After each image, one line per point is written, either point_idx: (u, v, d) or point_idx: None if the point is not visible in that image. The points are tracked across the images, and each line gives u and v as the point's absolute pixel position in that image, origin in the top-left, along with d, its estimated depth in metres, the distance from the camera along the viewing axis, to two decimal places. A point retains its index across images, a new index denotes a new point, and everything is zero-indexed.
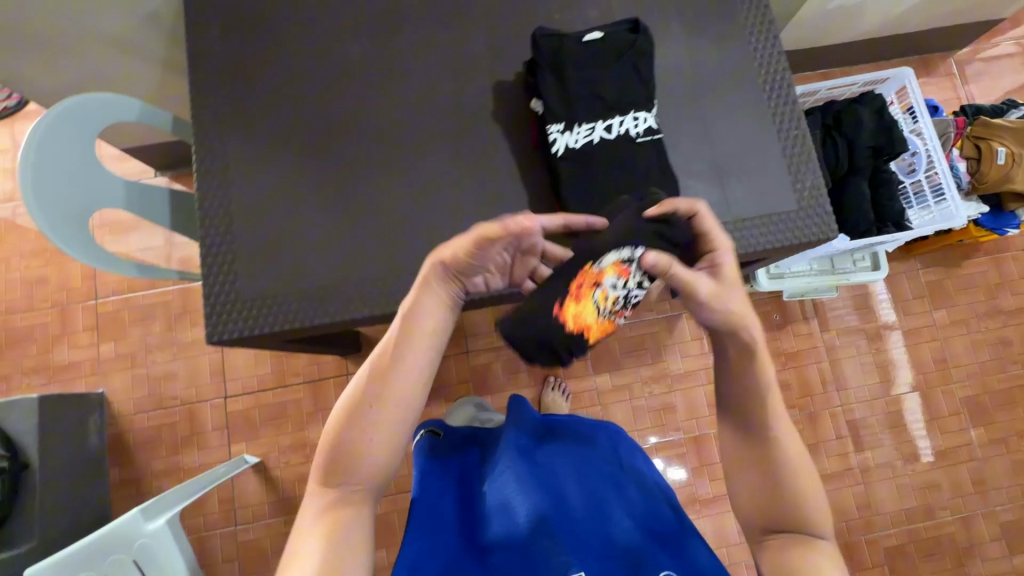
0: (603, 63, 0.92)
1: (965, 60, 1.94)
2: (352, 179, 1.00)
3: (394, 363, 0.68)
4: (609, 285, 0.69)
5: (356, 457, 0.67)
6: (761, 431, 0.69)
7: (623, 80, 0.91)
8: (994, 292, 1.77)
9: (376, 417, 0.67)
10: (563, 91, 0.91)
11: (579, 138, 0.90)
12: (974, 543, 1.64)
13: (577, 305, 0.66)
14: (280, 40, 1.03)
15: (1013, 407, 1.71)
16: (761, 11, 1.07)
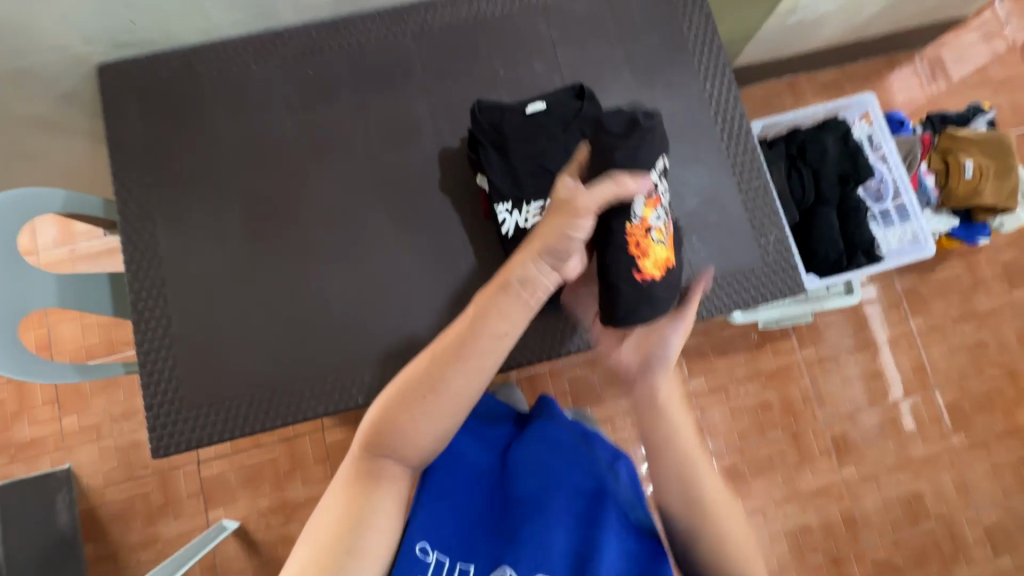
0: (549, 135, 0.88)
1: (931, 57, 1.90)
2: (297, 265, 0.94)
3: (456, 352, 0.67)
4: (654, 220, 0.87)
5: (406, 434, 0.66)
6: (693, 507, 0.63)
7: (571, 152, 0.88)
8: (969, 295, 1.76)
9: (433, 406, 0.66)
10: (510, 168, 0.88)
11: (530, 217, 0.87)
12: (960, 548, 1.65)
13: (650, 256, 0.86)
14: (207, 119, 0.97)
15: (992, 409, 1.72)
16: (714, 54, 1.01)
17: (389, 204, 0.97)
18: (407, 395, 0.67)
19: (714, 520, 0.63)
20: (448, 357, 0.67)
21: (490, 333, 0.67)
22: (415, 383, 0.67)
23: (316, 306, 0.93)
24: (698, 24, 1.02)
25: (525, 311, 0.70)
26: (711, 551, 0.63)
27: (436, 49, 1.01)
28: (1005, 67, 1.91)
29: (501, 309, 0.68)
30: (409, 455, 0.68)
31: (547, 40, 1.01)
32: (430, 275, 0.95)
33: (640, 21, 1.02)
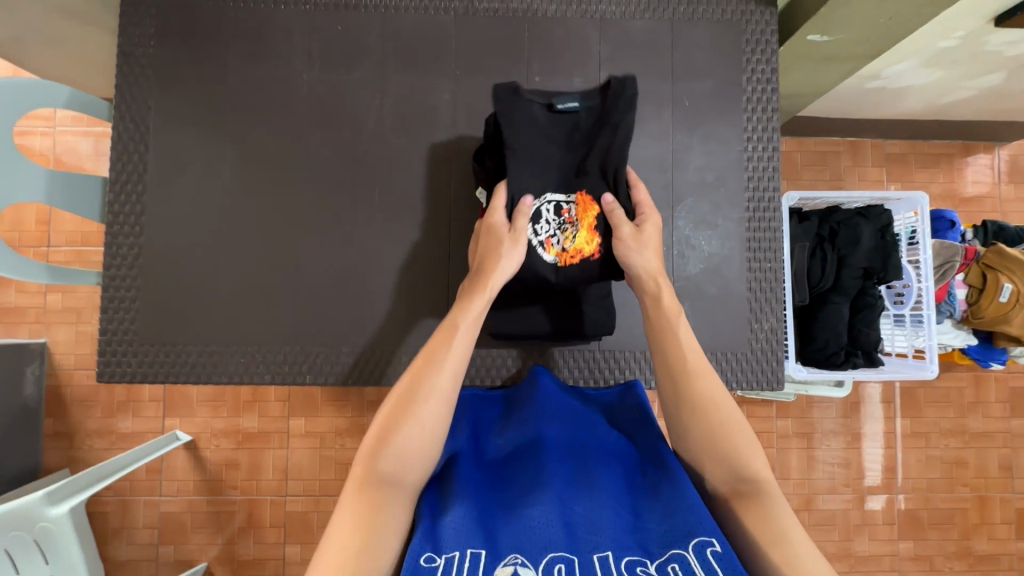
0: (554, 146, 0.82)
1: (1013, 154, 1.75)
2: (280, 227, 0.91)
3: (434, 357, 0.68)
4: (560, 230, 0.81)
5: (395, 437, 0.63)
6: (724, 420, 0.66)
7: (575, 170, 0.83)
8: (965, 411, 1.70)
9: (422, 410, 0.65)
10: (521, 185, 0.82)
11: (539, 235, 0.81)
12: None
13: (580, 247, 0.81)
14: (229, 53, 0.92)
15: (949, 527, 1.68)
16: (766, 116, 0.95)
17: (388, 186, 0.93)
18: (397, 406, 0.64)
19: (735, 440, 0.65)
20: (421, 373, 0.67)
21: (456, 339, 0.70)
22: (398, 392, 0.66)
23: (289, 274, 0.91)
24: (759, 79, 0.95)
25: (477, 305, 0.72)
26: (735, 463, 0.64)
27: (478, 36, 0.94)
28: None
29: (470, 322, 0.71)
30: (411, 466, 0.63)
31: (594, 56, 0.94)
32: (409, 272, 0.92)
33: (697, 61, 0.95)
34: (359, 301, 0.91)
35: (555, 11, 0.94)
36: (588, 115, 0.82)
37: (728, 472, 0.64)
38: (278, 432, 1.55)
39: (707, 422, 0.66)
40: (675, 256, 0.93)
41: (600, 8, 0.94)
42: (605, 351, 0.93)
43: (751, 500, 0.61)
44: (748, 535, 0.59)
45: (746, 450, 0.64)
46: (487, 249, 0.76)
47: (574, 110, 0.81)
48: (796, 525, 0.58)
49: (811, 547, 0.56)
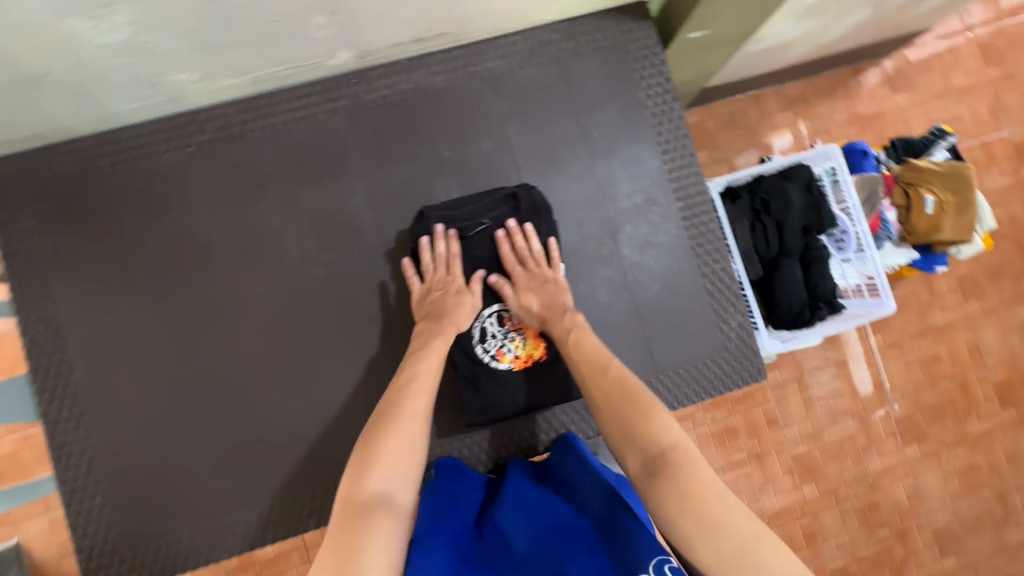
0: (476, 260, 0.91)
1: (896, 65, 1.86)
2: (236, 380, 0.87)
3: (408, 393, 0.74)
4: (507, 343, 0.91)
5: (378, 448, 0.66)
6: (640, 400, 0.70)
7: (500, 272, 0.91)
8: (925, 310, 1.80)
9: (403, 429, 0.69)
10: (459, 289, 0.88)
11: (491, 349, 0.90)
12: (910, 553, 1.74)
13: (526, 351, 0.91)
14: (122, 221, 0.87)
15: (942, 421, 1.79)
16: (674, 125, 0.96)
17: (331, 304, 0.90)
18: (370, 438, 0.68)
19: (643, 422, 0.67)
20: (390, 410, 0.72)
21: (423, 377, 0.77)
22: (375, 424, 0.70)
23: (257, 425, 0.87)
24: (656, 93, 0.96)
25: (444, 337, 0.82)
26: (648, 435, 0.66)
27: (375, 130, 0.92)
28: (967, 76, 1.88)
29: (433, 350, 0.81)
30: (399, 479, 0.64)
31: (495, 116, 0.94)
32: (382, 383, 0.89)
33: (593, 91, 0.95)
34: (339, 428, 0.88)
35: (444, 81, 0.93)
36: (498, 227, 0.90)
37: (640, 449, 0.65)
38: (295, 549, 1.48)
39: (615, 423, 0.69)
40: (631, 285, 0.94)
41: (487, 66, 0.94)
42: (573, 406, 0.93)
43: (664, 461, 0.62)
44: (660, 501, 0.59)
45: (650, 425, 0.67)
46: (443, 303, 0.86)
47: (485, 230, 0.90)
48: (704, 474, 0.60)
49: (716, 500, 0.57)
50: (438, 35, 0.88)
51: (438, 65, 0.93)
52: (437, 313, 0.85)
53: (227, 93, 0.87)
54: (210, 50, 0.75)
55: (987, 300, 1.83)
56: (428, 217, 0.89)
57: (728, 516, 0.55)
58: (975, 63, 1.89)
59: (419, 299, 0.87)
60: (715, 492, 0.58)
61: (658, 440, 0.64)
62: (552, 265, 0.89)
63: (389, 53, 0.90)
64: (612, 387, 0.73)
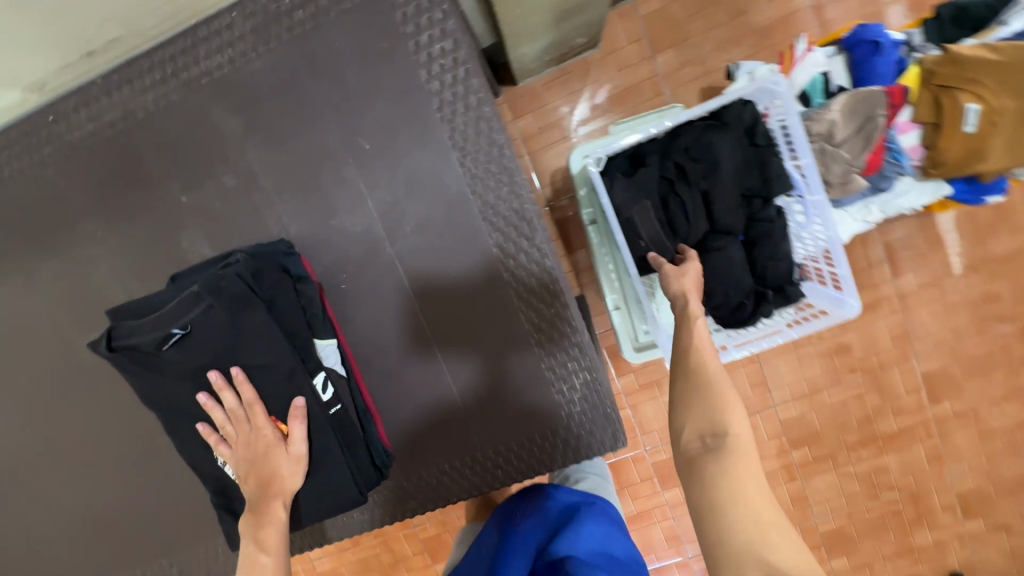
0: (187, 370, 0.62)
1: None
2: (23, 468, 0.82)
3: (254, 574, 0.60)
4: None
5: None
6: (713, 387, 0.55)
7: (232, 380, 0.63)
8: (982, 237, 1.23)
9: None
10: (179, 406, 0.65)
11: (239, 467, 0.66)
12: (922, 516, 1.35)
13: None
14: None
15: (987, 373, 1.29)
16: (473, 116, 0.66)
17: (91, 385, 0.79)
18: None
19: (712, 395, 0.55)
20: None
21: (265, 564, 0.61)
22: None
23: (52, 511, 0.83)
24: (444, 71, 0.65)
25: (277, 525, 0.63)
26: (716, 415, 0.54)
27: (91, 176, 0.73)
28: None
29: (273, 529, 0.62)
30: None
31: (230, 137, 0.70)
32: (180, 465, 0.81)
33: (350, 79, 0.66)
34: (134, 510, 0.82)
35: (155, 98, 0.69)
36: (204, 328, 0.60)
37: (701, 417, 0.54)
38: None
39: (691, 379, 0.57)
40: (440, 342, 0.74)
41: (204, 67, 0.68)
42: (531, 435, 0.74)
43: (722, 461, 0.52)
44: (706, 505, 0.51)
45: (723, 398, 0.54)
46: (262, 468, 0.64)
47: (187, 335, 0.60)
48: (760, 487, 0.51)
49: (769, 520, 0.49)
50: (111, 41, 0.64)
51: (143, 78, 0.69)
52: (258, 487, 0.64)
53: None
54: None
55: None
56: (105, 328, 0.60)
57: (765, 517, 0.49)
58: None
59: (237, 474, 0.65)
60: (757, 492, 0.51)
61: (726, 433, 0.53)
62: (291, 421, 0.64)
63: (70, 76, 0.67)
64: (695, 347, 0.59)
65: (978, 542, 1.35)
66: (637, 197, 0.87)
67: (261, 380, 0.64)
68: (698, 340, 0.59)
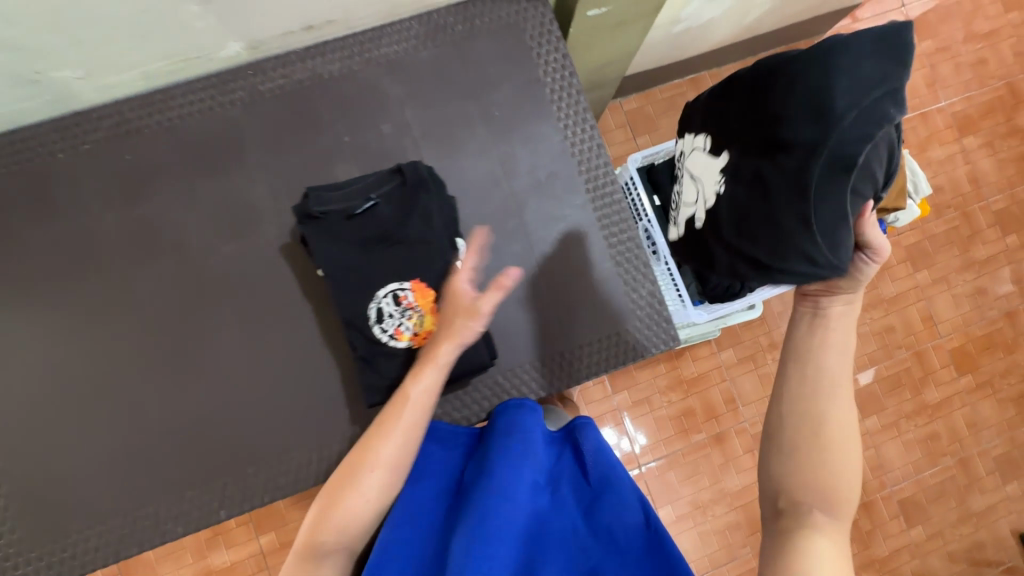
0: (361, 239, 0.79)
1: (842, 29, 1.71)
2: (134, 373, 0.86)
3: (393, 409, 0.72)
4: (406, 323, 0.79)
5: (358, 471, 0.68)
6: (821, 441, 0.63)
7: (395, 251, 0.79)
8: (876, 281, 1.63)
9: (379, 455, 0.69)
10: (346, 273, 0.78)
11: (388, 328, 0.79)
12: (876, 524, 1.56)
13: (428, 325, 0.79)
14: (23, 228, 0.87)
15: (899, 391, 1.61)
16: (574, 100, 0.97)
17: (225, 295, 0.89)
18: (353, 459, 0.70)
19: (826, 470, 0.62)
20: (364, 447, 0.70)
21: (404, 402, 0.72)
22: (358, 446, 0.71)
23: (159, 418, 0.86)
24: (554, 70, 0.97)
25: (436, 370, 0.74)
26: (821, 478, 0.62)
27: (271, 119, 0.92)
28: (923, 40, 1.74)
29: (427, 373, 0.73)
30: (370, 508, 0.67)
31: (394, 100, 0.94)
32: (290, 374, 0.88)
33: (489, 69, 0.96)
34: (239, 419, 0.87)
35: (339, 69, 0.94)
36: (387, 202, 0.79)
37: (807, 482, 0.62)
38: (253, 556, 1.42)
39: (807, 437, 0.64)
40: (539, 259, 0.94)
41: (382, 52, 0.95)
42: (605, 337, 0.93)
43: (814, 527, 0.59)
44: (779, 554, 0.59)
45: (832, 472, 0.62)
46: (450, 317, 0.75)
47: (372, 208, 0.78)
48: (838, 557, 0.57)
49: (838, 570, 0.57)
50: (326, 22, 0.89)
51: (333, 54, 0.94)
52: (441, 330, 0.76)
53: (117, 88, 0.87)
54: (74, 45, 0.75)
55: (936, 267, 1.65)
56: (308, 195, 0.78)
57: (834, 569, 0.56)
58: (939, 26, 1.74)
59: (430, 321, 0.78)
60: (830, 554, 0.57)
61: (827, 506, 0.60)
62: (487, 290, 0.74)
63: (278, 44, 0.91)
64: (823, 410, 0.65)
65: (918, 547, 1.56)
66: (871, 134, 0.65)
67: (416, 255, 0.79)
68: (833, 403, 0.64)
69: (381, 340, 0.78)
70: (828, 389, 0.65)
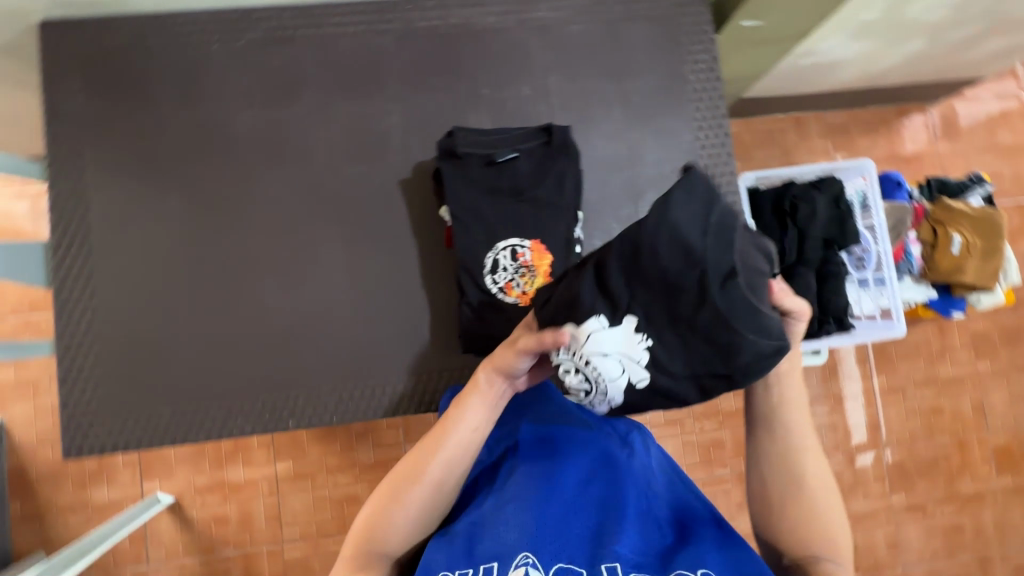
0: (494, 187, 0.83)
1: (958, 100, 1.66)
2: (234, 267, 0.88)
3: (427, 446, 0.56)
4: (516, 280, 0.81)
5: (389, 516, 0.55)
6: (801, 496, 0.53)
7: (522, 205, 0.83)
8: (936, 360, 1.55)
9: (415, 497, 0.55)
10: (473, 214, 0.82)
11: (499, 281, 0.81)
12: None
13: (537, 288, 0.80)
14: (165, 103, 0.89)
15: (934, 475, 1.53)
16: (713, 103, 0.97)
17: (335, 213, 0.90)
18: (383, 499, 0.55)
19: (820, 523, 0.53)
20: (395, 489, 0.55)
21: (441, 444, 0.56)
22: (384, 487, 0.56)
23: (249, 315, 0.87)
24: (701, 71, 0.97)
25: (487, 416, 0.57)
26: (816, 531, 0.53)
27: (417, 56, 0.93)
28: None
29: (472, 411, 0.56)
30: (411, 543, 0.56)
31: (538, 64, 0.95)
32: (378, 305, 0.89)
33: (638, 55, 0.96)
34: (321, 333, 0.88)
35: (492, 22, 0.95)
36: (527, 158, 0.83)
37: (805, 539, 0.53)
38: (266, 478, 1.38)
39: (792, 493, 0.54)
40: None
41: (538, 15, 0.95)
42: None
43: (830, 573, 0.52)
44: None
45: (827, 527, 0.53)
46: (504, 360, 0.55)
47: (512, 160, 0.83)
48: None
49: None
50: None
51: (491, 7, 0.95)
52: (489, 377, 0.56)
53: None
54: None
55: (1000, 360, 1.57)
56: (456, 135, 0.83)
57: None
58: None
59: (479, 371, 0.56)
60: None
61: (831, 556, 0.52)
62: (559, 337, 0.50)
63: None
64: (801, 463, 0.54)
65: None
66: (735, 242, 0.47)
67: (541, 213, 0.82)
68: (810, 458, 0.54)
69: (491, 291, 0.81)
70: (798, 444, 0.54)
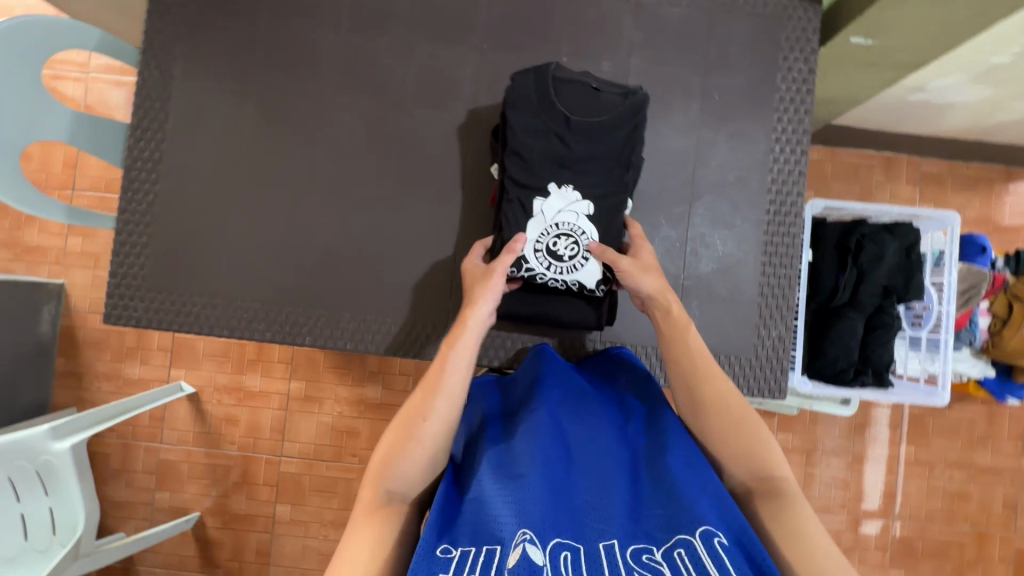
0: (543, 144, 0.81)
1: None
2: (290, 182, 0.91)
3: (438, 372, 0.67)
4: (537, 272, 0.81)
5: (409, 438, 0.62)
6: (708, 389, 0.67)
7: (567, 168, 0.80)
8: (975, 445, 1.44)
9: (432, 412, 0.64)
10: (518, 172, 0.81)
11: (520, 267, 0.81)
12: None
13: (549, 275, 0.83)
14: (260, 14, 0.92)
15: (941, 561, 1.43)
16: (798, 118, 0.92)
17: (392, 151, 0.91)
18: (402, 427, 0.63)
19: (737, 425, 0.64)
20: (413, 415, 0.64)
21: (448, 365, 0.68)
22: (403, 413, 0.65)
23: (293, 230, 0.91)
24: (795, 81, 0.91)
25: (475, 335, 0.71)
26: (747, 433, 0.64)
27: (506, 12, 0.92)
28: None
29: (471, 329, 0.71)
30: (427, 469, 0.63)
31: (626, 43, 0.92)
32: (414, 248, 0.91)
33: (732, 52, 0.92)
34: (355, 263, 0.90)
35: None
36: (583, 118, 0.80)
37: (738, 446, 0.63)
38: (279, 394, 1.45)
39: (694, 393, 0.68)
40: (688, 253, 0.91)
41: None
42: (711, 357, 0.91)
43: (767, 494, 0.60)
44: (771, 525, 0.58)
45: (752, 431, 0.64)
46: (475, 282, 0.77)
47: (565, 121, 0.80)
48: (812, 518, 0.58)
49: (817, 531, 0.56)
50: None
51: None
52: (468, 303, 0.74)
53: None
54: None
55: None
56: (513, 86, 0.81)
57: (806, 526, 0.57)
58: None
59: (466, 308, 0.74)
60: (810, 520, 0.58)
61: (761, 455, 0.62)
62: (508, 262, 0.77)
63: None
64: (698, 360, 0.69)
65: None
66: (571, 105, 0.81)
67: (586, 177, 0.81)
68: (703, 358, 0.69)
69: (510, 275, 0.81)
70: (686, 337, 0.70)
